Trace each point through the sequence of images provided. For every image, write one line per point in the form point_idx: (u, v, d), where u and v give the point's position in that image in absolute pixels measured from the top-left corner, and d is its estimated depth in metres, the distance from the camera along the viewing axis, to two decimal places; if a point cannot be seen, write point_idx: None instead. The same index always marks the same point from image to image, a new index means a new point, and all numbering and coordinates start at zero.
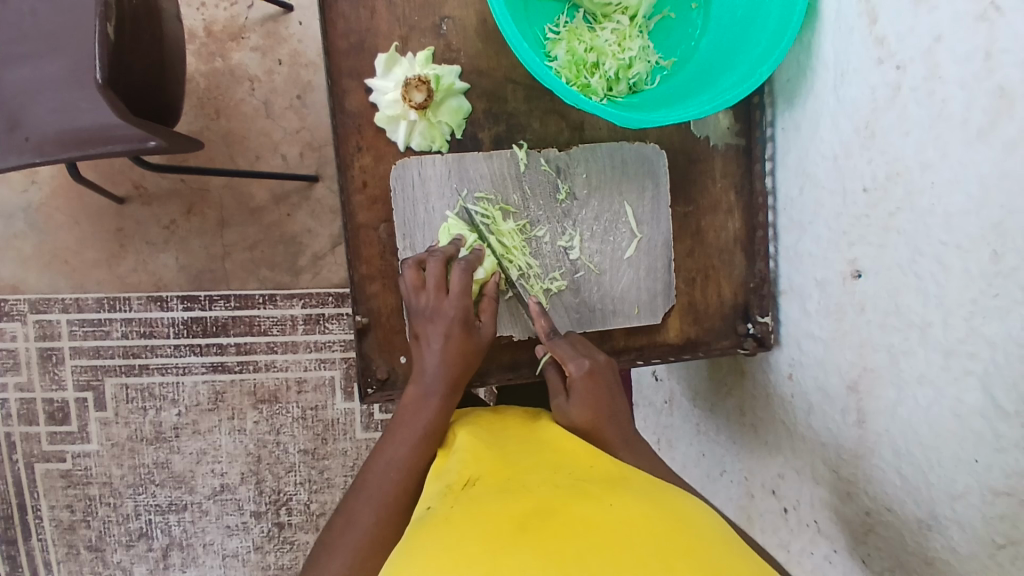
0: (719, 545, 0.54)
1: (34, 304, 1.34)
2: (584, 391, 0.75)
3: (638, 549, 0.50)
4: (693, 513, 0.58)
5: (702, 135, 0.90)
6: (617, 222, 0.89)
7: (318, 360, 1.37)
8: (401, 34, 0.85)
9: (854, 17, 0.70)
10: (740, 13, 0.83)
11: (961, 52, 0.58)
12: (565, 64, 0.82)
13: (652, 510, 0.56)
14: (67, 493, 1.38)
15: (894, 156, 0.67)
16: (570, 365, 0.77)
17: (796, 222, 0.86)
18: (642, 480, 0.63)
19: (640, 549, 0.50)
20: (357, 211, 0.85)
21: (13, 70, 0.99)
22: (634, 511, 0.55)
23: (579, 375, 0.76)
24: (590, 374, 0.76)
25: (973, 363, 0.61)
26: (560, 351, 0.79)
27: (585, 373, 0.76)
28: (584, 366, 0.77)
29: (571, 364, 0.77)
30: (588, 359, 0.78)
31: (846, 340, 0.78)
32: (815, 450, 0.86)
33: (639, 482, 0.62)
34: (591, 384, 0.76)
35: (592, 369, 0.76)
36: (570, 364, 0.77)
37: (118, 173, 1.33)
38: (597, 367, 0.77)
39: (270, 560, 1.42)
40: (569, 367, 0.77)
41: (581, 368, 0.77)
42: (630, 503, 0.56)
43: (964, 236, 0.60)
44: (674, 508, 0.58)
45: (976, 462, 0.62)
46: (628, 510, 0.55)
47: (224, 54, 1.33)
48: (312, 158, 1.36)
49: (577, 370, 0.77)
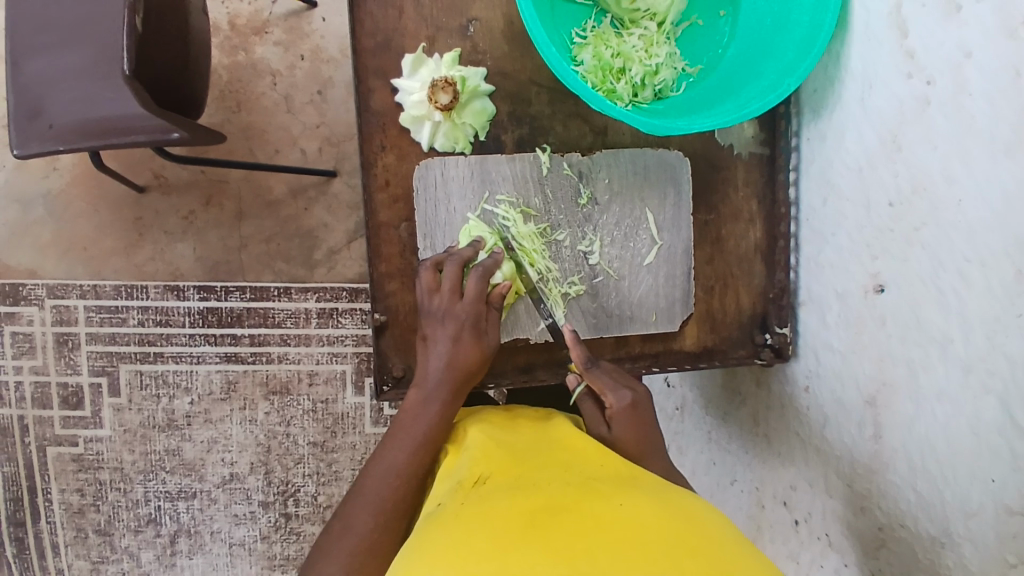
0: (728, 546, 0.54)
1: (51, 289, 1.35)
2: (628, 422, 0.74)
3: (647, 547, 0.50)
4: (704, 515, 0.58)
5: (726, 143, 0.90)
6: (638, 228, 0.89)
7: (330, 354, 1.37)
8: (427, 34, 0.86)
9: (884, 30, 0.70)
10: (769, 23, 0.83)
11: (990, 68, 0.58)
12: (591, 69, 0.83)
13: (661, 510, 0.56)
14: (78, 477, 1.39)
15: (919, 170, 0.67)
16: (612, 398, 0.75)
17: (818, 233, 0.85)
18: (652, 480, 0.63)
19: (649, 548, 0.50)
20: (379, 210, 0.86)
21: (38, 59, 1.00)
22: (644, 510, 0.55)
23: (620, 407, 0.75)
24: (633, 406, 0.75)
25: (993, 380, 0.61)
26: (599, 382, 0.77)
27: (627, 406, 0.75)
28: (626, 398, 0.75)
29: (612, 396, 0.75)
30: (629, 390, 0.76)
31: (864, 353, 0.78)
32: (829, 462, 0.86)
33: (650, 481, 0.62)
34: (635, 414, 0.75)
35: (635, 402, 0.75)
36: (611, 397, 0.75)
37: (139, 163, 1.34)
38: (639, 399, 0.76)
39: (276, 550, 1.42)
40: (609, 399, 0.76)
41: (622, 400, 0.75)
42: (641, 504, 0.56)
43: (987, 253, 0.60)
44: (684, 509, 0.58)
45: (991, 481, 0.62)
46: (637, 510, 0.55)
47: (247, 48, 1.34)
48: (331, 154, 1.36)
49: (617, 402, 0.75)
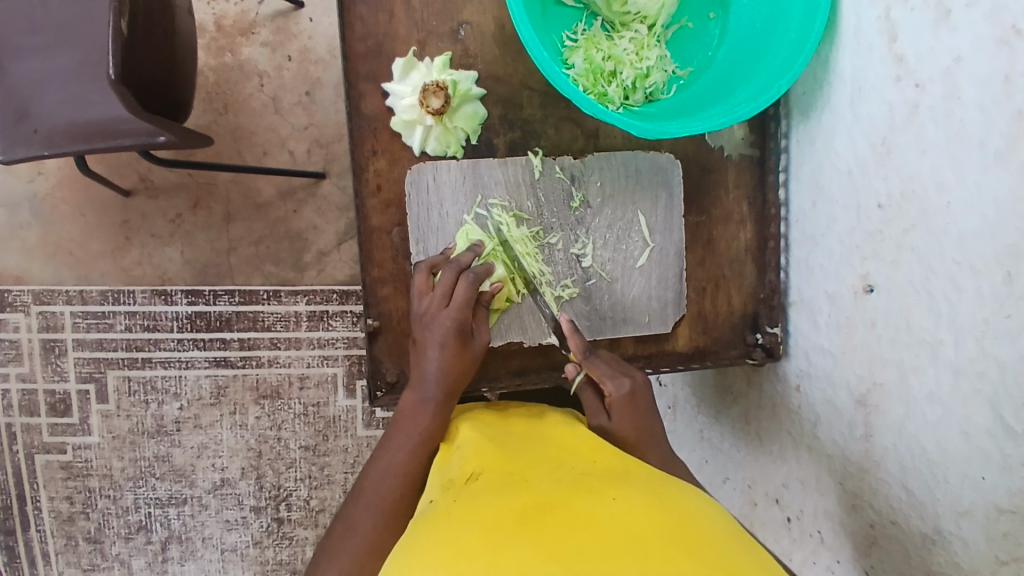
0: (721, 539, 0.54)
1: (38, 295, 1.34)
2: (626, 411, 0.74)
3: (638, 541, 0.51)
4: (696, 510, 0.58)
5: (717, 145, 0.90)
6: (630, 231, 0.89)
7: (320, 357, 1.37)
8: (418, 38, 0.85)
9: (873, 34, 0.70)
10: (758, 26, 0.84)
11: (981, 75, 0.58)
12: (582, 73, 0.83)
13: (653, 504, 0.56)
14: (66, 485, 1.38)
15: (910, 174, 0.67)
16: (610, 386, 0.76)
17: (809, 235, 0.86)
18: (645, 474, 0.63)
19: (640, 542, 0.51)
20: (371, 215, 0.86)
21: (23, 61, 0.98)
22: (635, 505, 0.55)
23: (620, 395, 0.75)
24: (631, 395, 0.75)
25: (982, 383, 0.62)
26: (598, 371, 0.77)
27: (625, 393, 0.75)
28: (625, 387, 0.76)
29: (611, 384, 0.76)
30: (627, 378, 0.77)
31: (855, 354, 0.79)
32: (822, 460, 0.86)
33: (643, 477, 0.62)
34: (632, 403, 0.75)
35: (633, 391, 0.76)
36: (610, 385, 0.76)
37: (125, 165, 1.33)
38: (637, 388, 0.76)
39: (269, 555, 1.42)
40: (608, 387, 0.76)
41: (621, 388, 0.76)
42: (633, 499, 0.56)
43: (978, 257, 0.60)
44: (676, 502, 0.58)
45: (982, 479, 0.63)
46: (628, 505, 0.55)
47: (233, 50, 1.33)
48: (319, 155, 1.36)
49: (616, 390, 0.75)
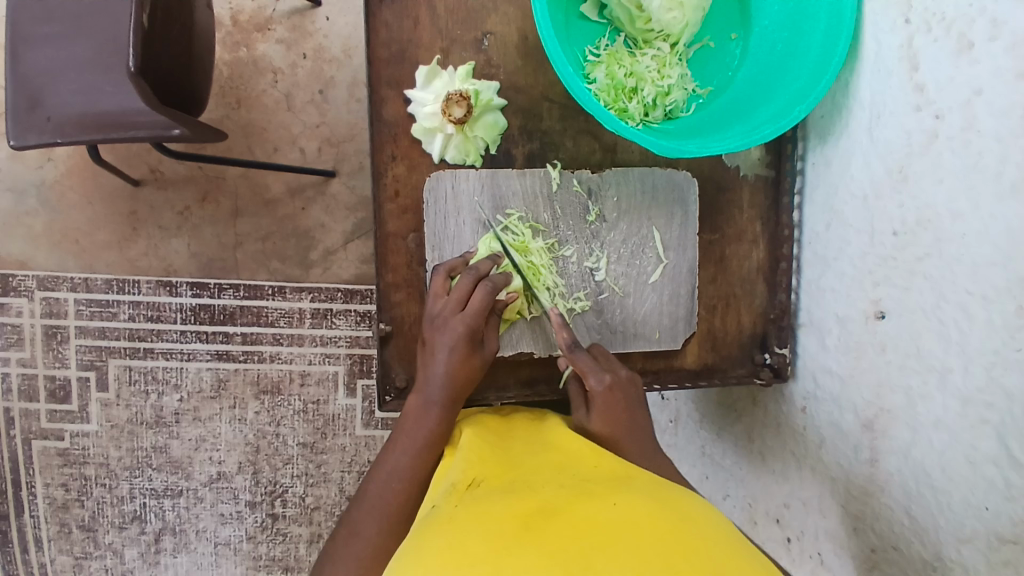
0: (722, 544, 0.55)
1: (42, 281, 1.33)
2: (604, 407, 0.76)
3: (640, 546, 0.51)
4: (696, 514, 0.58)
5: (733, 165, 0.92)
6: (644, 246, 0.90)
7: (322, 355, 1.37)
8: (442, 46, 0.86)
9: (894, 63, 0.71)
10: (780, 49, 0.84)
11: (999, 107, 0.59)
12: (603, 87, 0.83)
13: (655, 510, 0.56)
14: (62, 472, 1.37)
15: (925, 203, 0.68)
16: (592, 381, 0.77)
17: (821, 257, 0.87)
18: (647, 479, 0.63)
19: (642, 546, 0.51)
20: (388, 219, 0.86)
21: (37, 49, 0.98)
22: (636, 510, 0.55)
23: (598, 391, 0.76)
24: (609, 389, 0.76)
25: (989, 412, 0.62)
26: (582, 365, 0.78)
27: (604, 388, 0.76)
28: (604, 381, 0.77)
29: (593, 381, 0.77)
30: (608, 373, 0.78)
31: (863, 378, 0.79)
32: (825, 481, 0.87)
33: (645, 482, 0.62)
34: (611, 399, 0.76)
35: (613, 385, 0.77)
36: (590, 380, 0.77)
37: (135, 156, 1.33)
38: (618, 382, 0.78)
39: (262, 551, 1.41)
40: (589, 381, 0.78)
41: (601, 382, 0.77)
42: (636, 504, 0.56)
43: (990, 287, 0.61)
44: (677, 507, 0.58)
45: (985, 508, 0.63)
46: (630, 509, 0.56)
47: (248, 45, 1.33)
48: (330, 154, 1.35)
49: (597, 385, 0.77)
